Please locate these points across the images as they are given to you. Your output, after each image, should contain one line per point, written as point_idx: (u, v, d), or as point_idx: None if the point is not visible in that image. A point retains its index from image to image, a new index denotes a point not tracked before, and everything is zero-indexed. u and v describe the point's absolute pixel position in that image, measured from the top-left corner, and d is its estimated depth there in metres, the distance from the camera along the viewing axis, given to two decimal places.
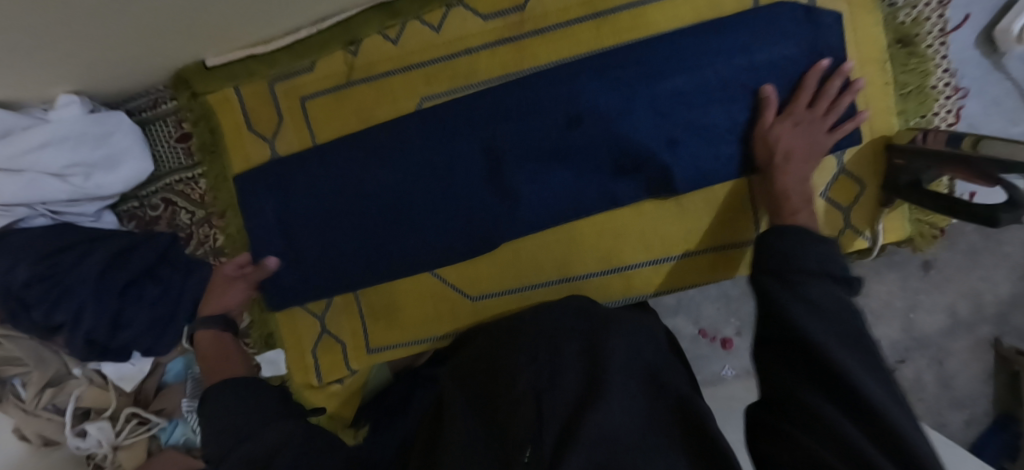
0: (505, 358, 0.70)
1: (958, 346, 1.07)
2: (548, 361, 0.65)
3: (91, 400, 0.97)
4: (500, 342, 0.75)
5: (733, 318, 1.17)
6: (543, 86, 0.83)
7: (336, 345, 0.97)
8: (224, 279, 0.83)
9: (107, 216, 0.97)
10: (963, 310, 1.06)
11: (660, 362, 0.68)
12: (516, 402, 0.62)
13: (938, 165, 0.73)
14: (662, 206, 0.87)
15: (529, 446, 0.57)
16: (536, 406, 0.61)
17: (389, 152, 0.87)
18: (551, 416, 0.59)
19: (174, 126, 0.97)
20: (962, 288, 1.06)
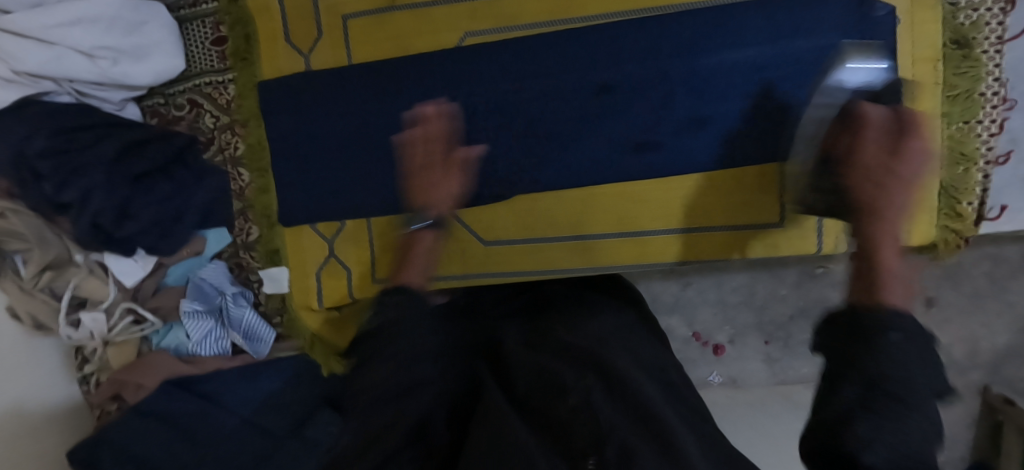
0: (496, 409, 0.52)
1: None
2: (594, 363, 0.62)
3: (88, 290, 0.96)
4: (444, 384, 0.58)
5: (728, 326, 1.15)
6: (586, 42, 0.85)
7: (342, 272, 0.95)
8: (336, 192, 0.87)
9: (130, 108, 0.95)
10: (957, 353, 1.03)
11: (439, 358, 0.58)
12: (568, 413, 0.54)
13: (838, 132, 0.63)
14: (688, 177, 0.85)
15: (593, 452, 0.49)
16: (596, 418, 0.52)
17: (424, 86, 0.88)
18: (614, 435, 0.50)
19: (210, 28, 0.95)
20: (960, 332, 1.02)
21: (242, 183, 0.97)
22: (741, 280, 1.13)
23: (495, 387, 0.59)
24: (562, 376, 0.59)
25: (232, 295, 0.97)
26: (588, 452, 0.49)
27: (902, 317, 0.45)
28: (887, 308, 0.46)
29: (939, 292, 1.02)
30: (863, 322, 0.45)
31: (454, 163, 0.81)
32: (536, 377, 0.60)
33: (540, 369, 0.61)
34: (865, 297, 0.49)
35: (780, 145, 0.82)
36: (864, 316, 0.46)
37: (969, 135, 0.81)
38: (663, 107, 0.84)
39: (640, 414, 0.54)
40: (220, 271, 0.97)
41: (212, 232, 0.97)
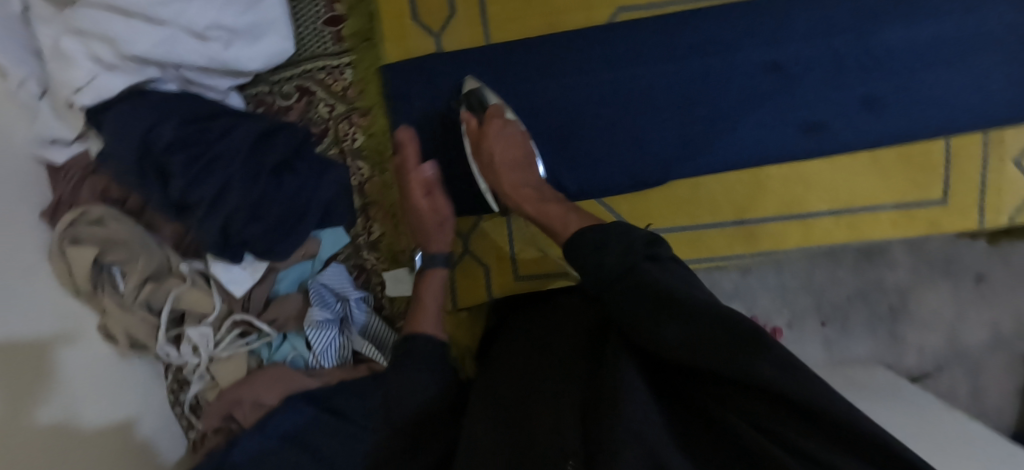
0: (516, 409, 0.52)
1: (993, 361, 1.04)
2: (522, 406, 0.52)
3: (189, 302, 0.85)
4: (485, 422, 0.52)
5: (785, 309, 1.07)
6: (744, 18, 0.82)
7: (479, 269, 0.88)
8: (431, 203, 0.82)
9: (234, 98, 0.85)
10: (1006, 328, 1.04)
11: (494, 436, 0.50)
12: (540, 424, 0.48)
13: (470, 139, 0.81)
14: (858, 156, 0.83)
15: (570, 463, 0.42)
16: (565, 425, 0.46)
17: (572, 66, 0.83)
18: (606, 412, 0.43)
19: (323, 7, 0.85)
20: (1012, 306, 1.04)
21: (364, 177, 0.88)
22: (800, 263, 1.06)
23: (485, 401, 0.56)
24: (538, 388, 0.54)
25: (356, 299, 0.88)
26: (561, 424, 0.46)
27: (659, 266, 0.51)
28: (584, 231, 0.58)
29: (991, 267, 1.03)
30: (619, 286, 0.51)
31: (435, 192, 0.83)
32: (515, 385, 0.57)
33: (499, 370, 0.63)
34: (604, 270, 0.52)
35: (947, 122, 0.81)
36: (617, 258, 0.52)
37: None
38: (830, 85, 0.81)
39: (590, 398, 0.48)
40: (341, 274, 0.89)
41: (329, 232, 0.88)
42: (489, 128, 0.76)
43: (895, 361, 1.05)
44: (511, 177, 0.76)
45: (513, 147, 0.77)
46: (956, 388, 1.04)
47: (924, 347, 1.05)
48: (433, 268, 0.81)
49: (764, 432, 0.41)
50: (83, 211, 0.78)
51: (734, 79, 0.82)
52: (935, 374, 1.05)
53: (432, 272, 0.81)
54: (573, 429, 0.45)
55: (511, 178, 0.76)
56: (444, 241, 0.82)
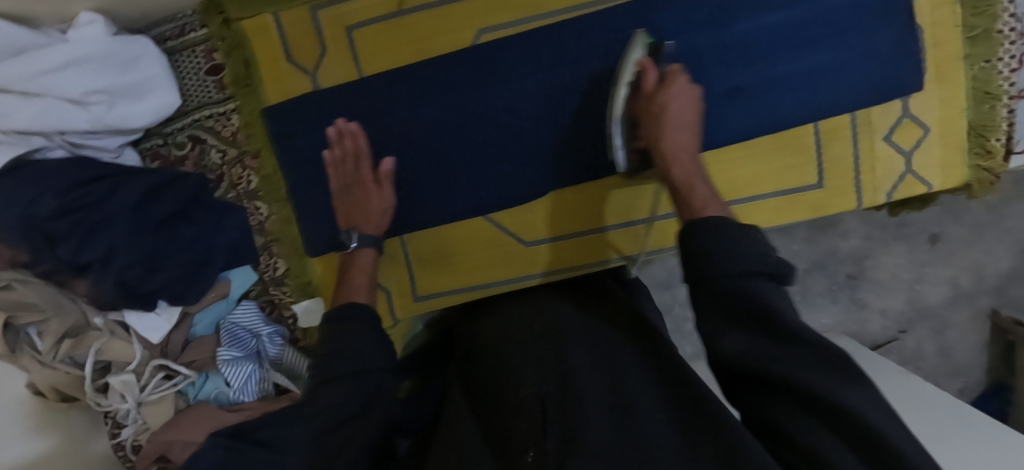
0: (507, 373, 0.64)
1: (958, 317, 1.07)
2: (522, 370, 0.63)
3: (112, 353, 0.89)
4: (486, 399, 0.64)
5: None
6: (600, 25, 0.83)
7: (382, 293, 0.92)
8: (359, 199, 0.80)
9: (128, 154, 0.89)
10: (964, 282, 1.06)
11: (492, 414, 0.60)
12: (523, 405, 0.58)
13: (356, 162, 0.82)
14: (729, 148, 0.85)
15: (531, 447, 0.52)
16: (541, 411, 0.56)
17: (445, 88, 0.85)
18: (582, 412, 0.53)
19: (203, 57, 0.88)
20: (965, 261, 1.05)
21: (263, 216, 0.91)
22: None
23: (486, 389, 0.65)
24: (519, 371, 0.63)
25: (269, 333, 0.93)
26: (542, 408, 0.56)
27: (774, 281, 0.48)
28: (711, 218, 0.53)
29: (943, 227, 1.05)
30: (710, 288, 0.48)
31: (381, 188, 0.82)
32: (505, 367, 0.66)
33: (499, 349, 0.71)
34: (706, 265, 0.49)
35: (806, 110, 0.82)
36: (730, 260, 0.48)
37: (991, 73, 0.81)
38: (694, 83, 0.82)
39: (566, 384, 0.57)
40: (252, 310, 0.93)
41: (236, 272, 0.92)
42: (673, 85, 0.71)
43: (859, 329, 1.08)
44: (682, 135, 0.69)
45: (689, 106, 0.71)
46: (922, 346, 1.08)
47: (888, 309, 1.08)
48: (363, 247, 0.78)
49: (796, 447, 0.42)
50: None
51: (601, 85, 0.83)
52: (902, 336, 1.08)
53: (361, 249, 0.76)
54: (556, 416, 0.54)
55: (681, 137, 0.69)
56: (373, 222, 0.80)
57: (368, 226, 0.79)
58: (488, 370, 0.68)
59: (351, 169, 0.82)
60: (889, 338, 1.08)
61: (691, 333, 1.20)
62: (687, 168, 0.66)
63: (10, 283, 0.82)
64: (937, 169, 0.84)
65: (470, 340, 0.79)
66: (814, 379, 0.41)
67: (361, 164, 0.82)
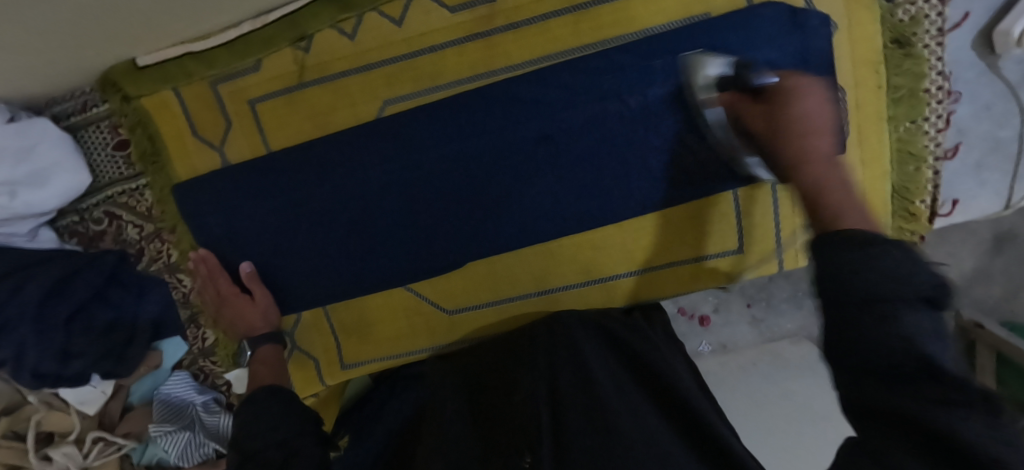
0: (510, 368, 0.74)
1: None
2: (540, 350, 0.73)
3: (52, 424, 0.91)
4: (485, 392, 0.73)
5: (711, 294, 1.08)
6: (512, 93, 0.79)
7: (309, 361, 0.92)
8: (236, 309, 0.87)
9: (44, 233, 0.88)
10: None
11: (490, 418, 0.69)
12: (517, 408, 0.67)
13: (219, 275, 0.87)
14: (643, 217, 0.83)
15: (528, 454, 0.61)
16: (536, 420, 0.64)
17: (359, 153, 0.82)
18: (564, 424, 0.63)
19: (109, 133, 0.86)
20: None
21: (185, 289, 0.91)
22: None
23: (489, 401, 0.72)
24: (521, 377, 0.70)
25: (202, 403, 0.94)
26: (541, 413, 0.64)
27: (909, 308, 0.41)
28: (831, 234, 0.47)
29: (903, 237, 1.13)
30: (838, 289, 0.44)
31: (255, 293, 0.87)
32: (511, 368, 0.75)
33: (513, 394, 0.70)
34: (840, 270, 0.44)
35: (724, 177, 0.80)
36: (868, 246, 0.44)
37: (916, 134, 0.79)
38: (611, 149, 0.79)
39: (557, 395, 0.66)
40: (185, 381, 0.94)
41: (169, 343, 0.93)
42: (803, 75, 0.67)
43: None
44: (824, 139, 0.63)
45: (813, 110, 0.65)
46: None
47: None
48: (262, 345, 0.87)
49: None
50: None
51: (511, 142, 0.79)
52: None
53: (262, 347, 0.86)
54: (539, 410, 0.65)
55: (822, 143, 0.63)
56: (265, 320, 0.87)
57: (261, 326, 0.87)
58: (504, 355, 0.78)
59: (215, 285, 0.87)
60: None
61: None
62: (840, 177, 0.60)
63: None
64: None
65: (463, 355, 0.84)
66: (968, 428, 0.37)
67: (222, 276, 0.87)
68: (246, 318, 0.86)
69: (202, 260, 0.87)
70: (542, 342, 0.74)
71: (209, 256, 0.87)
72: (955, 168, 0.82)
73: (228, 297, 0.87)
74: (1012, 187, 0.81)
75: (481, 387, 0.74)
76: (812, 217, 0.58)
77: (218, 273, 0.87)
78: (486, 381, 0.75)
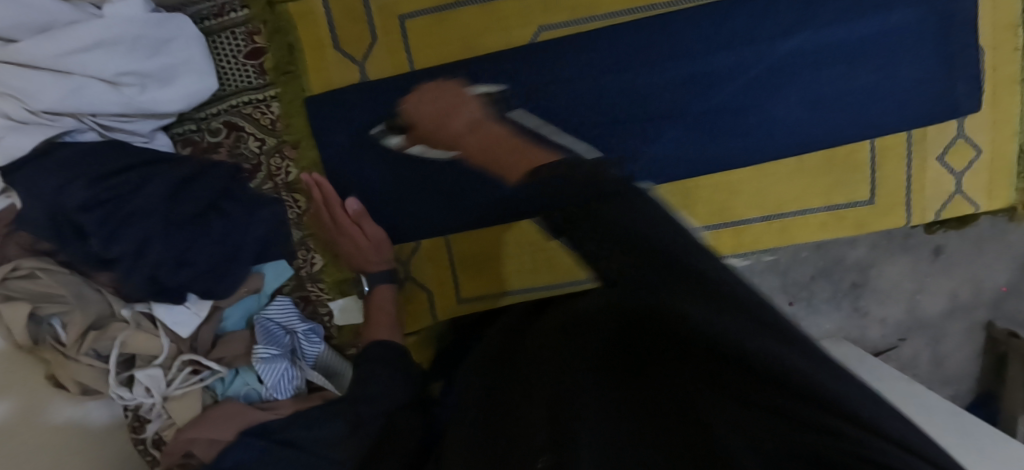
0: (535, 392, 0.44)
1: (954, 328, 1.17)
2: (539, 367, 0.45)
3: (138, 346, 0.84)
4: (509, 437, 0.42)
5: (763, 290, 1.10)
6: (668, 28, 0.80)
7: (422, 293, 0.90)
8: (346, 240, 0.84)
9: (160, 138, 0.84)
10: (964, 294, 1.15)
11: (505, 433, 0.43)
12: (537, 427, 0.39)
13: (329, 201, 0.84)
14: (782, 161, 0.84)
15: (543, 451, 0.37)
16: (563, 433, 0.37)
17: (502, 80, 0.81)
18: (573, 410, 0.38)
19: (243, 40, 0.83)
20: (966, 274, 1.15)
21: (300, 210, 0.88)
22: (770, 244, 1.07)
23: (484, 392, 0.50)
24: (546, 406, 0.41)
25: (303, 332, 0.89)
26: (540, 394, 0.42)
27: (627, 202, 0.39)
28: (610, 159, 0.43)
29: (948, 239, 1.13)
30: (573, 187, 0.40)
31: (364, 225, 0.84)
32: (516, 366, 0.50)
33: (535, 411, 0.42)
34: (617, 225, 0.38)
35: (861, 127, 0.82)
36: (601, 185, 0.40)
37: None
38: (756, 92, 0.81)
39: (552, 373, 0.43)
40: (288, 307, 0.89)
41: (271, 266, 0.88)
42: (422, 91, 0.77)
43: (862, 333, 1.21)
44: (466, 108, 0.68)
45: (449, 97, 0.73)
46: (919, 355, 1.17)
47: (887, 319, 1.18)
48: (378, 285, 0.85)
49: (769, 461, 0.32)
50: (14, 266, 0.76)
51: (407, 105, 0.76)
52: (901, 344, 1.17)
53: (379, 287, 0.84)
54: (588, 430, 0.36)
55: (466, 110, 0.68)
56: (384, 257, 0.84)
57: (380, 263, 0.84)
58: (516, 367, 0.51)
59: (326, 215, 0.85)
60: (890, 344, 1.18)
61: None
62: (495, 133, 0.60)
63: (29, 271, 0.76)
64: (983, 190, 0.85)
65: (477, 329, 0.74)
66: (801, 363, 0.32)
67: (332, 204, 0.84)
68: (353, 252, 0.84)
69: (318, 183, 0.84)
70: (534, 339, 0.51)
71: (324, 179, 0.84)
72: None
73: (338, 228, 0.85)
74: None
75: (492, 368, 0.53)
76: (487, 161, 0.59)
77: (329, 199, 0.84)
78: (508, 406, 0.46)
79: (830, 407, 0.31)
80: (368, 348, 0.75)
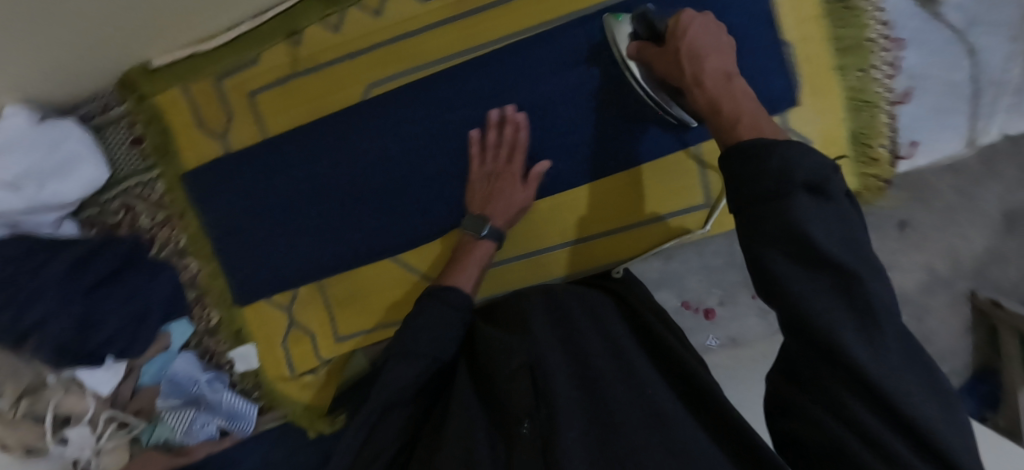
0: (497, 373, 0.63)
1: (936, 303, 1.07)
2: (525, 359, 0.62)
3: (68, 407, 0.95)
4: (492, 408, 0.62)
5: (716, 288, 1.04)
6: (486, 73, 0.85)
7: (306, 336, 0.97)
8: (506, 189, 0.83)
9: (67, 224, 0.96)
10: (940, 265, 1.07)
11: (495, 415, 0.61)
12: (508, 391, 0.61)
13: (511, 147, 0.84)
14: (615, 176, 0.88)
15: (525, 420, 0.57)
16: (537, 409, 0.57)
17: (346, 134, 0.90)
18: (554, 399, 0.57)
19: (126, 131, 0.95)
20: (938, 246, 1.04)
21: (192, 272, 0.98)
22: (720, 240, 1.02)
23: (491, 359, 0.66)
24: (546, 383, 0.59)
25: (207, 381, 0.98)
26: (534, 381, 0.60)
27: (816, 200, 0.42)
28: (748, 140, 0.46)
29: (911, 213, 0.98)
30: (768, 178, 0.43)
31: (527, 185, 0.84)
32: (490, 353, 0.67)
33: (499, 385, 0.62)
34: (796, 256, 0.41)
35: (690, 129, 0.85)
36: (763, 181, 0.43)
37: (868, 82, 0.82)
38: (571, 119, 0.85)
39: (546, 366, 0.61)
40: (191, 361, 0.99)
41: (177, 325, 0.98)
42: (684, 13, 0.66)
43: None
44: (715, 59, 0.60)
45: (710, 34, 0.64)
46: None
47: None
48: (474, 244, 0.85)
49: (857, 428, 0.40)
50: None
51: (649, 14, 0.72)
52: None
53: (482, 240, 0.84)
54: (566, 418, 0.55)
55: (711, 63, 0.60)
56: (504, 215, 0.83)
57: (498, 219, 0.83)
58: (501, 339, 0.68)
59: (495, 155, 0.84)
60: None
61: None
62: (749, 100, 0.55)
63: None
64: None
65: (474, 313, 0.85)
66: (898, 370, 0.39)
67: (511, 145, 0.84)
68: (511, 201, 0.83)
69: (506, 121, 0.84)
70: (531, 326, 0.67)
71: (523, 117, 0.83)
72: (914, 112, 0.83)
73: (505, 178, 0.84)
74: (974, 125, 0.83)
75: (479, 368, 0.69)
76: (715, 117, 0.55)
77: (513, 140, 0.83)
78: (489, 384, 0.65)
79: (870, 386, 0.39)
80: (412, 318, 0.78)
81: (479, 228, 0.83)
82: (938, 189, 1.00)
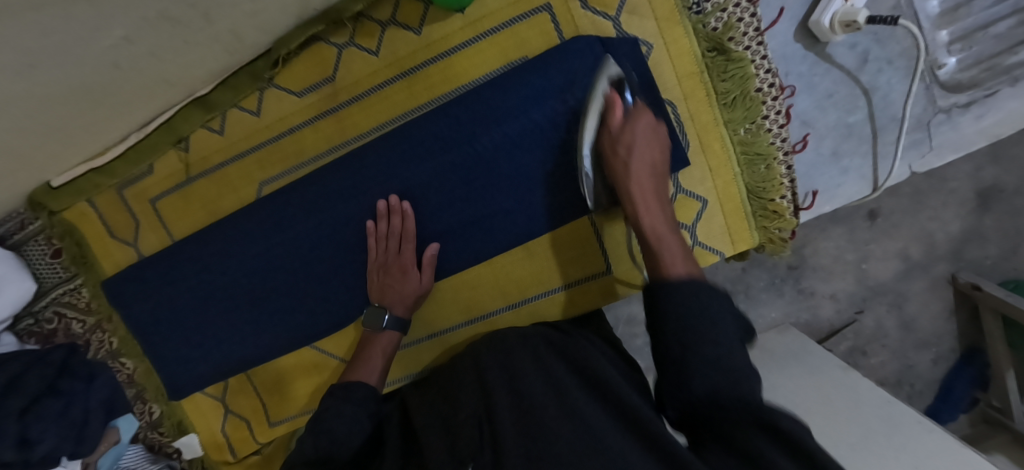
0: (456, 421, 0.68)
1: (915, 287, 1.22)
2: (480, 414, 0.66)
3: None
4: (443, 451, 0.65)
5: None
6: (365, 160, 0.84)
7: (243, 422, 1.02)
8: (402, 277, 0.85)
9: (6, 338, 0.97)
10: (916, 252, 1.20)
11: (443, 459, 0.64)
12: (465, 438, 0.65)
13: (405, 237, 0.84)
14: (508, 252, 0.87)
15: None
16: (480, 452, 0.62)
17: (247, 227, 0.89)
18: (500, 446, 0.60)
19: (45, 245, 0.98)
20: (914, 230, 1.19)
21: (128, 370, 1.02)
22: None
23: (436, 420, 0.71)
24: (491, 431, 0.63)
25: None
26: (483, 436, 0.63)
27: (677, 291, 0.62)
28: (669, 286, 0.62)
29: (879, 203, 1.17)
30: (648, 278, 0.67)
31: (423, 271, 0.86)
32: (449, 407, 0.72)
33: (458, 436, 0.66)
34: (716, 380, 0.55)
35: (577, 203, 0.83)
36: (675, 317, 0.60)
37: (759, 133, 0.79)
38: (461, 196, 0.84)
39: (493, 416, 0.64)
40: (139, 453, 1.04)
41: (124, 419, 1.02)
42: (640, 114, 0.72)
43: (814, 313, 1.22)
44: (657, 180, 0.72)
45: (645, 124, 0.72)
46: (883, 323, 1.23)
47: (836, 294, 1.22)
48: (381, 332, 0.86)
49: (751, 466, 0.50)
50: None
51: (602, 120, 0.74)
52: (859, 316, 1.23)
53: (384, 331, 0.86)
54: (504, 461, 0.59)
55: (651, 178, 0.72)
56: (402, 302, 0.85)
57: (397, 307, 0.85)
58: (456, 393, 0.73)
59: (390, 245, 0.85)
60: (849, 318, 1.22)
61: (643, 347, 1.18)
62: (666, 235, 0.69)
63: None
64: (724, 236, 0.82)
65: (431, 373, 0.87)
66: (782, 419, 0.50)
67: (399, 232, 0.84)
68: (405, 290, 0.85)
69: (403, 214, 0.84)
70: (483, 376, 0.72)
71: (409, 207, 0.84)
72: (811, 158, 0.81)
73: (399, 267, 0.85)
74: (875, 167, 0.81)
75: (430, 414, 0.73)
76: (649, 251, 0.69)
77: (404, 228, 0.84)
78: (445, 428, 0.69)
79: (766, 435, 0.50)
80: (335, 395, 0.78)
81: (380, 319, 0.85)
82: (909, 178, 1.18)
